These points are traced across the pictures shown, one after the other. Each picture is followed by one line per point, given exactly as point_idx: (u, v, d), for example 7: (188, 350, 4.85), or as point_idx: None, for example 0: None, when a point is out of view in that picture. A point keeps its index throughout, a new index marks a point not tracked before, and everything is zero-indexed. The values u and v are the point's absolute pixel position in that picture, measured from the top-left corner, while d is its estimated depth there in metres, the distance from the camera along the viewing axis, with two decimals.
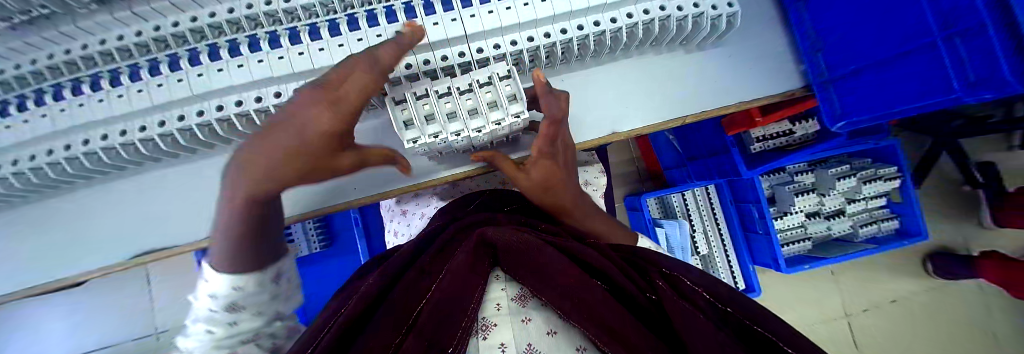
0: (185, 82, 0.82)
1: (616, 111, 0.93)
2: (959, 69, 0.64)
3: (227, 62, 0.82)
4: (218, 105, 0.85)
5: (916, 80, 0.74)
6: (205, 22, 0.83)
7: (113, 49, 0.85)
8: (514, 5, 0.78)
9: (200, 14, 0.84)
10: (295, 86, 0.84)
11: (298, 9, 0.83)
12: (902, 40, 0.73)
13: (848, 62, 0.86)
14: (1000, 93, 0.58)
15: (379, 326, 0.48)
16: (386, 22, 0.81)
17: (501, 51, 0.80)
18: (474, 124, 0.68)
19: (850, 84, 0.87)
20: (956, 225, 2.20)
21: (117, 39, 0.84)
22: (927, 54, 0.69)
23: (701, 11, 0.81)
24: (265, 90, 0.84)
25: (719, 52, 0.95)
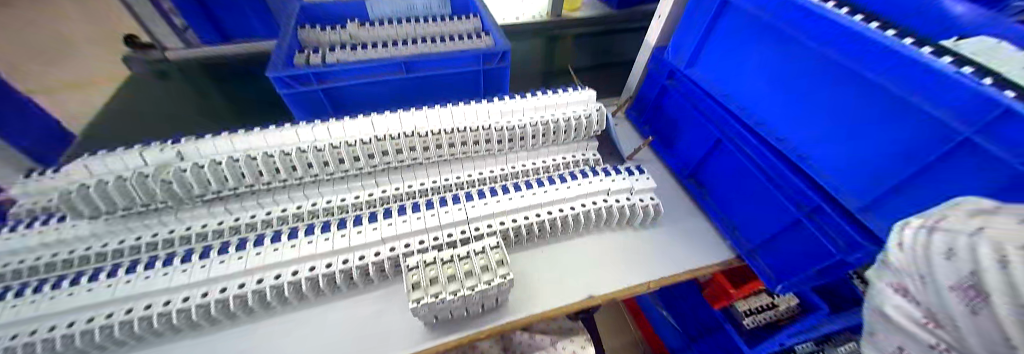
0: (213, 266, 0.90)
1: (589, 278, 1.08)
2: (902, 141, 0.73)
3: (264, 246, 0.94)
4: (223, 286, 0.89)
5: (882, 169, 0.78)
6: (277, 214, 1.06)
7: (192, 235, 1.01)
8: (502, 199, 1.10)
9: (258, 212, 1.07)
10: (312, 264, 0.93)
11: (348, 205, 1.10)
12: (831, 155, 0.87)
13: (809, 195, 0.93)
14: (868, 253, 0.81)
15: None
16: (411, 211, 1.03)
17: (493, 228, 1.04)
18: (482, 279, 0.84)
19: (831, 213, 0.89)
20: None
21: (186, 229, 1.02)
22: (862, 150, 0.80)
23: (633, 202, 1.16)
24: (285, 269, 0.92)
25: (662, 228, 1.23)
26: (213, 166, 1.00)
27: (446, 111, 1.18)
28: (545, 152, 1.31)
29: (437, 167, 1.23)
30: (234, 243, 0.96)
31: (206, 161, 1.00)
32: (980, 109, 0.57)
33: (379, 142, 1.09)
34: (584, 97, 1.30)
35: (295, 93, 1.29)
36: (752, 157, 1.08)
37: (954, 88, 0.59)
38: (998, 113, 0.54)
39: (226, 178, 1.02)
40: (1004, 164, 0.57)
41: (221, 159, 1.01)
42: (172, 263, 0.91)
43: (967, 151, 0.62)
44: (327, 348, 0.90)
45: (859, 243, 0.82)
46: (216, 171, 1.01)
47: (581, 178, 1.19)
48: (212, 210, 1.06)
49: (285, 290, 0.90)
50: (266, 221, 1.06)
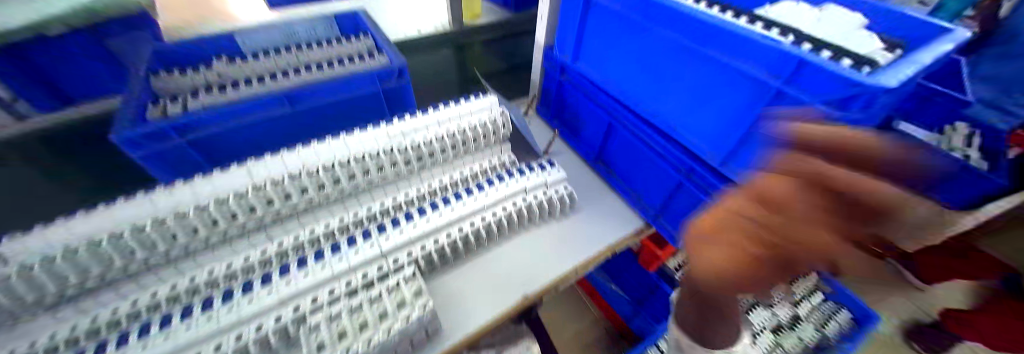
0: None
1: (520, 279, 1.10)
2: (732, 101, 0.86)
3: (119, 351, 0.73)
4: None
5: (722, 127, 0.91)
6: (145, 303, 0.86)
7: None
8: (418, 222, 1.04)
9: (121, 305, 0.86)
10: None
11: (238, 271, 0.95)
12: (687, 125, 1.01)
13: (684, 160, 1.05)
14: (734, 199, 0.95)
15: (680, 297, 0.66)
16: (313, 260, 0.91)
17: (413, 255, 0.98)
18: (399, 317, 0.79)
19: (702, 173, 1.01)
20: (879, 287, 2.44)
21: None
22: (709, 115, 0.94)
23: (550, 195, 1.21)
24: None
25: (582, 213, 1.30)
26: (45, 264, 0.79)
27: (338, 143, 1.10)
28: (460, 164, 1.30)
29: (342, 204, 1.15)
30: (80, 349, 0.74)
31: (38, 258, 0.80)
32: (780, 63, 0.72)
33: (260, 191, 0.98)
34: (487, 102, 1.31)
35: (151, 154, 1.09)
36: (635, 134, 1.20)
37: (765, 50, 0.73)
38: (795, 65, 0.69)
39: (70, 275, 0.83)
40: (802, 107, 0.72)
41: (53, 254, 0.81)
42: None
43: (776, 102, 0.76)
44: None
45: (727, 193, 0.96)
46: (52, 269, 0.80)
47: (498, 183, 1.20)
48: (60, 316, 0.84)
49: None
50: (133, 313, 0.85)
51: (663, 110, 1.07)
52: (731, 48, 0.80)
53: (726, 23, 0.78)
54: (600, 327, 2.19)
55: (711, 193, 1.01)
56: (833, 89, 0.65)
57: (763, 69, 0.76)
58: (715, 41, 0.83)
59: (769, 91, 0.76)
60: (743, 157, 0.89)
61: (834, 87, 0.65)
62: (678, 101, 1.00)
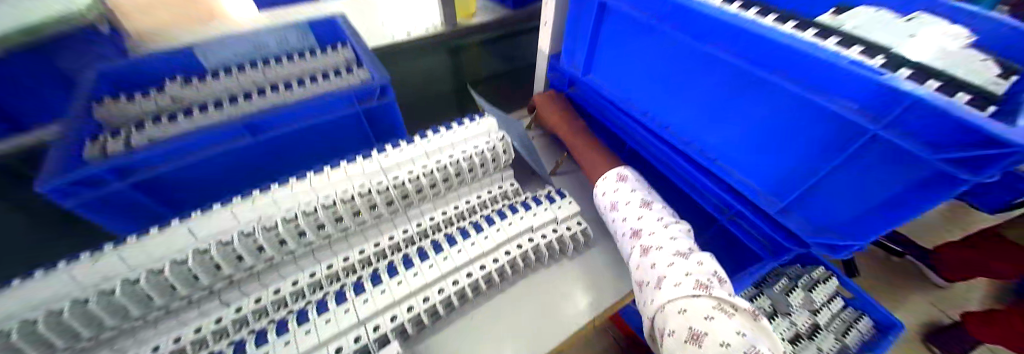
0: None
1: (528, 335, 0.93)
2: (797, 135, 0.68)
3: None
4: None
5: (781, 165, 0.74)
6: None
7: None
8: (405, 277, 0.90)
9: None
10: None
11: (187, 346, 0.77)
12: (733, 156, 0.84)
13: (729, 196, 0.89)
14: (794, 253, 0.80)
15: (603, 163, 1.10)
16: (275, 335, 0.77)
17: (397, 320, 0.82)
18: None
19: (751, 214, 0.85)
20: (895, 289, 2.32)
21: None
22: (764, 149, 0.76)
23: (560, 233, 1.06)
24: None
25: (595, 249, 1.15)
26: None
27: (304, 186, 0.92)
28: (455, 196, 1.13)
29: (314, 255, 0.98)
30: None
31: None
32: (880, 100, 0.53)
33: (205, 255, 0.81)
34: (483, 127, 1.13)
35: (88, 202, 0.92)
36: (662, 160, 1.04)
37: (855, 81, 0.55)
38: (904, 109, 0.50)
39: None
40: (905, 160, 0.54)
41: None
42: None
43: (861, 150, 0.59)
44: None
45: (785, 247, 0.81)
46: None
47: (499, 221, 1.06)
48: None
49: None
50: None
51: (701, 136, 0.89)
52: (806, 71, 0.61)
53: (792, 42, 0.59)
54: None
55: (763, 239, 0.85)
56: (956, 144, 0.47)
57: (852, 104, 0.57)
58: (780, 61, 0.64)
59: (859, 134, 0.58)
60: (808, 202, 0.73)
61: (953, 143, 0.47)
62: (722, 128, 0.83)
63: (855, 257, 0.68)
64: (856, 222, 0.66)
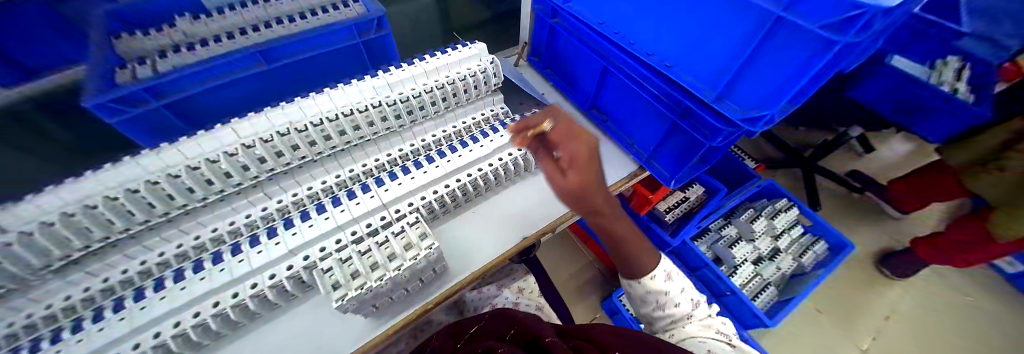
0: (85, 340, 0.75)
1: (519, 223, 1.14)
2: (730, 29, 0.83)
3: (147, 298, 0.81)
4: (131, 345, 0.76)
5: (721, 59, 0.88)
6: (137, 270, 0.90)
7: (39, 320, 0.80)
8: (417, 174, 1.08)
9: (150, 255, 0.93)
10: (215, 299, 0.81)
11: (242, 228, 0.99)
12: (685, 59, 0.97)
13: (682, 98, 1.03)
14: (726, 135, 0.95)
15: (628, 251, 0.88)
16: (317, 213, 0.97)
17: (414, 205, 1.01)
18: (407, 257, 0.82)
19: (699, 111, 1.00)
20: (848, 221, 2.60)
21: (50, 305, 0.82)
22: (707, 47, 0.90)
23: None
24: (185, 313, 0.80)
25: None
26: (63, 221, 0.82)
27: (325, 97, 1.06)
28: (453, 117, 1.27)
29: (336, 160, 1.14)
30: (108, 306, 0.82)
31: (31, 226, 0.80)
32: None
33: (250, 150, 0.95)
34: (475, 51, 1.25)
35: (131, 118, 1.05)
36: (628, 75, 1.17)
37: None
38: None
39: (86, 233, 0.86)
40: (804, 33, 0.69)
41: (52, 219, 0.82)
42: (52, 344, 0.75)
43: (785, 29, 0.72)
44: None
45: (719, 129, 0.95)
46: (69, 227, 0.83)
47: (492, 134, 1.21)
48: (69, 279, 0.87)
49: (193, 333, 0.79)
50: (162, 262, 0.93)
51: (660, 46, 1.02)
52: None
53: None
54: (593, 267, 2.33)
55: (705, 131, 1.02)
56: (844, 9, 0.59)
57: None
58: None
59: (770, 17, 0.72)
60: (740, 88, 0.88)
61: (832, 12, 0.63)
62: (675, 34, 0.97)
63: (766, 129, 0.82)
64: (774, 94, 0.80)
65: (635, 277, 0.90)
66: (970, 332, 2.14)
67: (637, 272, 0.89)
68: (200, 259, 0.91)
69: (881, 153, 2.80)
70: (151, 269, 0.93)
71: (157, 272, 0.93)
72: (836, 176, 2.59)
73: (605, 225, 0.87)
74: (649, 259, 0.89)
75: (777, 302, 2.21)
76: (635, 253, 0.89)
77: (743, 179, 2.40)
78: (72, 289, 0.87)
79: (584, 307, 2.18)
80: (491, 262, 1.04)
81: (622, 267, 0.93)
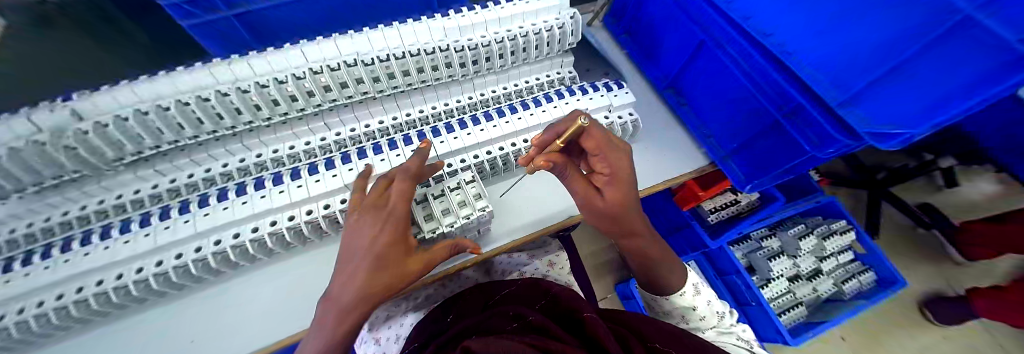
0: (171, 229, 0.85)
1: (566, 199, 1.09)
2: (887, 24, 0.67)
3: (218, 204, 0.88)
4: (214, 240, 0.86)
5: (865, 58, 0.73)
6: (201, 176, 0.98)
7: (145, 197, 0.95)
8: (474, 130, 1.03)
9: (230, 161, 1.01)
10: (273, 218, 0.88)
11: (301, 153, 1.02)
12: (815, 51, 0.82)
13: (793, 97, 0.90)
14: (843, 146, 0.82)
15: (654, 263, 0.90)
16: (373, 153, 0.97)
17: (466, 163, 0.99)
18: (461, 216, 0.83)
19: (811, 115, 0.87)
20: (906, 257, 2.36)
21: (152, 187, 0.97)
22: (852, 41, 0.74)
23: (611, 121, 1.12)
24: (248, 225, 0.87)
25: (640, 145, 1.22)
26: (137, 118, 0.85)
27: (393, 31, 0.99)
28: (516, 73, 1.19)
29: (394, 101, 1.11)
30: (175, 207, 0.89)
31: (108, 117, 0.83)
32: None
33: (317, 76, 0.92)
34: (555, 2, 1.11)
35: (201, 23, 1.04)
36: (733, 58, 1.02)
37: None
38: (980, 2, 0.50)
39: (160, 131, 0.90)
40: (984, 49, 0.53)
41: (126, 114, 0.84)
42: (150, 223, 0.87)
43: (949, 36, 0.57)
44: (297, 294, 0.94)
45: (836, 140, 0.83)
46: (144, 123, 0.87)
47: (556, 100, 1.12)
48: (159, 169, 0.98)
49: (266, 242, 0.88)
50: (241, 168, 1.00)
51: (789, 28, 0.86)
52: None
53: None
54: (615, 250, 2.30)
55: (811, 139, 0.90)
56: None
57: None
58: None
59: (946, 20, 0.57)
60: (877, 98, 0.74)
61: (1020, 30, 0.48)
62: (811, 18, 0.80)
63: (898, 149, 0.72)
64: (920, 113, 0.66)
65: (663, 292, 0.95)
66: None
67: (666, 287, 0.93)
68: (260, 178, 0.93)
69: (975, 192, 2.44)
70: (229, 173, 1.01)
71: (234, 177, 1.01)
72: (912, 207, 2.30)
73: (635, 243, 0.84)
74: (673, 276, 0.92)
75: (802, 323, 2.11)
76: (666, 268, 0.92)
77: (802, 191, 2.15)
78: (160, 180, 0.99)
79: (599, 285, 2.19)
80: (535, 232, 1.03)
81: (646, 278, 0.96)
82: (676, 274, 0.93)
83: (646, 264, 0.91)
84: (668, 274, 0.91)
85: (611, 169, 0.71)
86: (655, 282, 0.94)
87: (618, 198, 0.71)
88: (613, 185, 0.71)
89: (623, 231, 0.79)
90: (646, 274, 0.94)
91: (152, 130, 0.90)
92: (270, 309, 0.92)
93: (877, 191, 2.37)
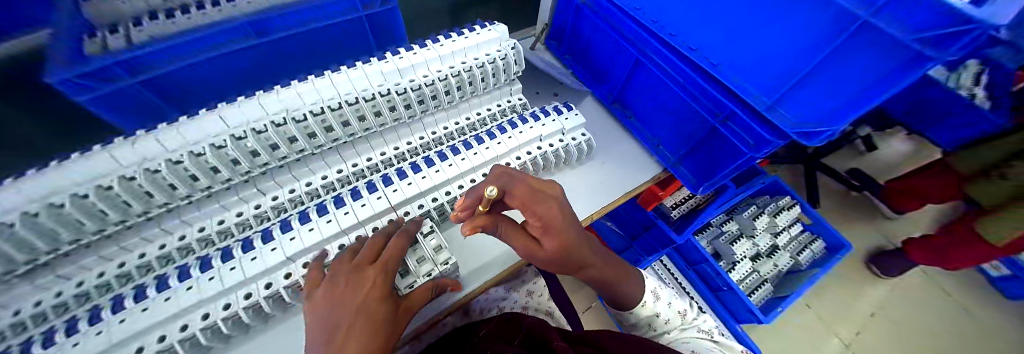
0: (79, 346, 0.72)
1: None
2: (800, 31, 0.73)
3: (143, 302, 0.78)
4: (138, 347, 0.75)
5: (783, 63, 0.79)
6: (114, 274, 0.86)
7: (26, 318, 0.77)
8: (429, 173, 0.99)
9: (149, 248, 0.91)
10: (204, 310, 0.79)
11: (233, 226, 0.95)
12: (739, 59, 0.88)
13: (727, 102, 0.95)
14: (773, 146, 0.88)
15: (612, 283, 0.90)
16: (318, 215, 0.90)
17: (424, 209, 0.95)
18: (420, 275, 0.81)
19: (743, 118, 0.93)
20: (846, 220, 2.60)
21: (36, 304, 0.79)
22: (768, 49, 0.80)
23: (566, 143, 1.13)
24: (173, 324, 0.78)
25: (597, 161, 1.24)
26: (25, 222, 0.72)
27: (326, 82, 0.94)
28: (467, 107, 1.18)
29: (338, 153, 1.07)
30: (83, 317, 0.77)
31: None
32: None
33: (241, 142, 0.85)
34: (496, 34, 1.12)
35: (101, 96, 0.91)
36: (666, 71, 1.08)
37: None
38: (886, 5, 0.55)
39: (57, 231, 0.77)
40: (889, 45, 0.59)
41: (7, 219, 0.71)
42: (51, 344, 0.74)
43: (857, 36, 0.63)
44: None
45: (768, 141, 0.88)
46: (33, 226, 0.74)
47: (511, 129, 1.11)
48: (60, 274, 0.84)
49: (199, 338, 0.79)
50: (163, 256, 0.91)
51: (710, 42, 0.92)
52: None
53: None
54: None
55: (746, 140, 0.95)
56: (930, 25, 0.52)
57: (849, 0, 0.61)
58: None
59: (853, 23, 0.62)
60: (798, 98, 0.79)
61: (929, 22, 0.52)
62: (729, 31, 0.86)
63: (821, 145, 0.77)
64: (839, 108, 0.73)
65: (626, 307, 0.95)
66: (951, 332, 2.21)
67: (626, 302, 0.94)
68: (187, 266, 0.86)
69: (890, 152, 2.76)
70: (149, 263, 0.90)
71: (154, 268, 0.91)
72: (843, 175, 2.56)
73: (587, 271, 0.84)
74: (633, 290, 0.93)
75: (772, 298, 2.23)
76: (625, 283, 0.92)
77: (748, 175, 2.28)
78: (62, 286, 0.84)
79: (583, 296, 2.18)
80: (503, 269, 0.99)
81: (608, 297, 0.96)
82: (635, 286, 0.94)
83: (605, 286, 0.91)
84: (627, 289, 0.92)
85: (538, 219, 0.68)
86: (615, 299, 0.95)
87: (554, 243, 0.70)
88: (547, 233, 0.69)
89: (572, 265, 0.78)
90: (607, 293, 0.94)
91: (46, 232, 0.77)
92: None
93: (809, 164, 2.61)
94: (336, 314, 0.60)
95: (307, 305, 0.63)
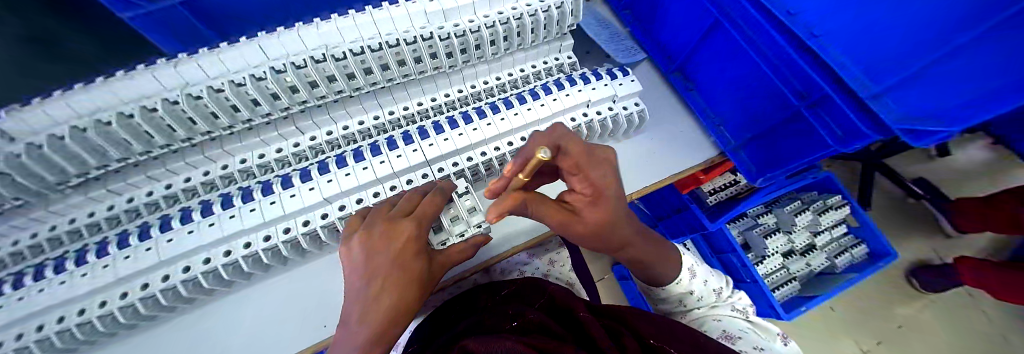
0: (134, 258, 0.78)
1: None
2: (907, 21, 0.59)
3: (188, 225, 0.81)
4: (184, 266, 0.80)
5: (888, 52, 0.65)
6: (161, 194, 0.91)
7: (102, 220, 0.88)
8: (467, 130, 0.93)
9: (194, 174, 0.94)
10: (246, 239, 0.82)
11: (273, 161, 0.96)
12: (840, 39, 0.73)
13: (818, 86, 0.81)
14: (868, 142, 0.74)
15: (649, 263, 0.84)
16: (353, 161, 0.88)
17: (459, 167, 0.91)
18: (453, 234, 0.78)
19: (836, 105, 0.79)
20: (897, 228, 2.38)
21: (108, 209, 0.89)
22: (873, 33, 0.66)
23: (616, 112, 1.02)
24: (219, 248, 0.82)
25: (645, 136, 1.13)
26: (75, 136, 0.73)
27: (366, 18, 0.86)
28: (511, 62, 1.08)
29: (376, 98, 1.01)
30: (135, 231, 0.81)
31: (40, 137, 0.72)
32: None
33: (281, 76, 0.81)
34: None
35: (145, 15, 0.89)
36: (749, 40, 0.92)
37: None
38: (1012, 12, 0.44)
39: (104, 148, 0.79)
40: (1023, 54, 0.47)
41: (60, 132, 0.73)
42: (107, 252, 0.79)
43: (980, 37, 0.50)
44: (282, 312, 0.88)
45: (863, 135, 0.75)
46: (83, 141, 0.75)
47: (557, 91, 1.02)
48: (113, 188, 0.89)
49: (241, 264, 0.82)
50: (207, 182, 0.94)
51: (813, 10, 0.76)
52: None
53: None
54: None
55: (835, 131, 0.82)
56: None
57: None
58: None
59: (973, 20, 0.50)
60: (897, 96, 0.66)
61: None
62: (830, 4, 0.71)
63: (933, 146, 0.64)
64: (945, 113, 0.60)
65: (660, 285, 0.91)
66: None
67: (662, 279, 0.88)
68: (227, 195, 0.87)
69: (970, 160, 2.43)
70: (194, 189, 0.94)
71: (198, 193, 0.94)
72: (907, 180, 2.30)
73: (627, 250, 0.79)
74: (671, 271, 0.88)
75: (797, 296, 2.14)
76: (663, 264, 0.87)
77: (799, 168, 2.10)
78: (116, 199, 0.91)
79: (597, 268, 2.18)
80: (534, 236, 0.97)
81: (644, 276, 0.91)
82: (673, 268, 0.88)
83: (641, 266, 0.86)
84: (665, 270, 0.86)
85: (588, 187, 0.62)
86: (650, 278, 0.90)
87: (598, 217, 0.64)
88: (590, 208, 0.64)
89: (615, 241, 0.73)
90: (642, 272, 0.89)
91: (95, 149, 0.79)
92: (254, 330, 0.86)
93: (873, 163, 2.34)
94: (369, 261, 0.59)
95: (343, 247, 0.63)
